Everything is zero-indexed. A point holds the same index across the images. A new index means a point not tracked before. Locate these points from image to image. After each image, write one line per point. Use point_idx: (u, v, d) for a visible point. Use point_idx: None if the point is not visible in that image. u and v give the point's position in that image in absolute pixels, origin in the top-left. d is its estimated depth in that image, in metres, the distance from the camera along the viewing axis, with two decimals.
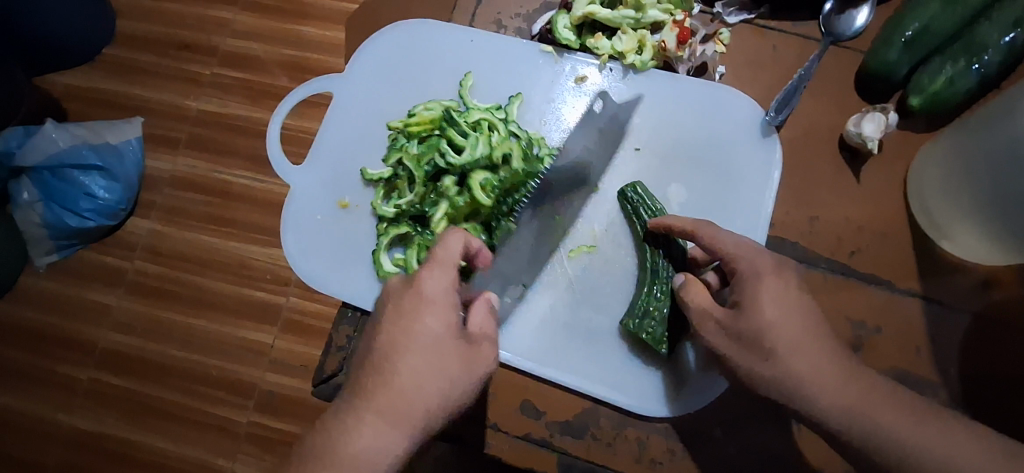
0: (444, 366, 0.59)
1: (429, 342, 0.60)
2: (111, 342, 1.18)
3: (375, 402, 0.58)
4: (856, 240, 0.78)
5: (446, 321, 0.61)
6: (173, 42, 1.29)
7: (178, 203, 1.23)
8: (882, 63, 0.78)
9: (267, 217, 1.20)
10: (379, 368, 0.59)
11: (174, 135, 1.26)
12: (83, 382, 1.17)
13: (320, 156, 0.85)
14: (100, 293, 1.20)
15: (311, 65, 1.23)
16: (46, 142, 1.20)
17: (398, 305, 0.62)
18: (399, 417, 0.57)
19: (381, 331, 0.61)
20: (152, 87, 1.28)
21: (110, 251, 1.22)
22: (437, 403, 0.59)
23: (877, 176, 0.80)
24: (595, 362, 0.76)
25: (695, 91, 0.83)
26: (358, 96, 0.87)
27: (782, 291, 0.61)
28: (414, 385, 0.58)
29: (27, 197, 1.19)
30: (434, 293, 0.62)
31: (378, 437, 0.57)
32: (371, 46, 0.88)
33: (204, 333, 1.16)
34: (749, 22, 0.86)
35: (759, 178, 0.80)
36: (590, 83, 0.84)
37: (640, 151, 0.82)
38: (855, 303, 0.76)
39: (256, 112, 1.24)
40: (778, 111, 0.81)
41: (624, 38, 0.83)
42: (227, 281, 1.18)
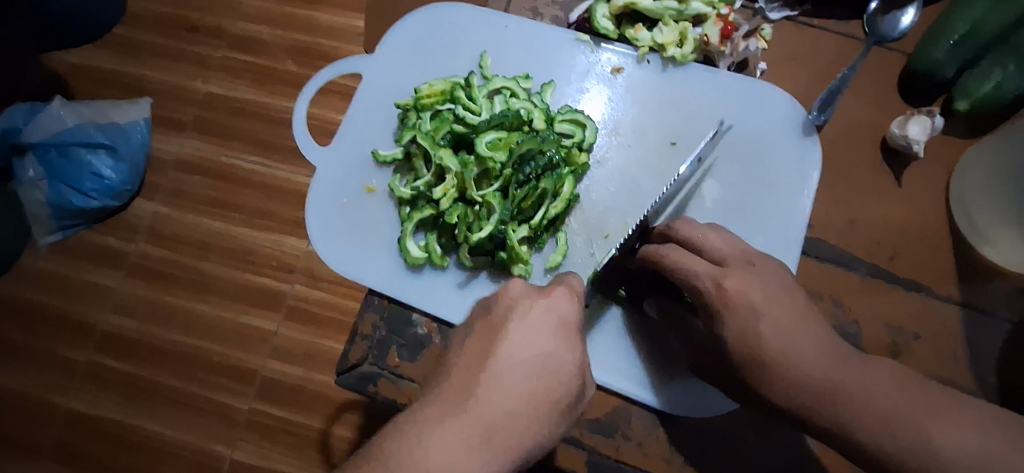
0: (552, 393, 0.51)
1: (543, 363, 0.52)
2: (111, 325, 1.15)
3: (464, 415, 0.48)
4: (895, 243, 0.77)
5: (564, 347, 0.53)
6: (182, 23, 1.27)
7: (185, 186, 1.20)
8: (929, 64, 0.76)
9: (276, 202, 1.17)
10: (475, 376, 0.50)
11: (182, 117, 1.23)
12: (80, 365, 1.14)
13: (346, 139, 0.83)
14: (102, 274, 1.18)
15: (323, 50, 1.21)
16: (52, 120, 1.18)
17: (511, 314, 0.54)
18: (487, 441, 0.47)
19: (485, 340, 0.53)
20: (161, 68, 1.25)
21: (114, 232, 1.20)
22: (530, 438, 0.49)
23: (917, 179, 0.78)
24: (625, 359, 0.75)
25: (734, 88, 0.81)
26: (386, 79, 0.85)
27: (750, 278, 0.61)
28: (512, 406, 0.49)
29: (32, 175, 1.16)
30: (559, 314, 0.54)
31: (458, 454, 0.47)
32: (399, 27, 0.86)
33: (208, 319, 1.14)
34: (791, 19, 0.84)
35: (798, 178, 0.78)
36: (627, 75, 0.82)
37: (676, 145, 0.80)
38: (891, 308, 0.75)
39: (266, 96, 1.22)
40: (821, 110, 0.79)
41: (665, 30, 0.81)
42: (232, 266, 1.16)
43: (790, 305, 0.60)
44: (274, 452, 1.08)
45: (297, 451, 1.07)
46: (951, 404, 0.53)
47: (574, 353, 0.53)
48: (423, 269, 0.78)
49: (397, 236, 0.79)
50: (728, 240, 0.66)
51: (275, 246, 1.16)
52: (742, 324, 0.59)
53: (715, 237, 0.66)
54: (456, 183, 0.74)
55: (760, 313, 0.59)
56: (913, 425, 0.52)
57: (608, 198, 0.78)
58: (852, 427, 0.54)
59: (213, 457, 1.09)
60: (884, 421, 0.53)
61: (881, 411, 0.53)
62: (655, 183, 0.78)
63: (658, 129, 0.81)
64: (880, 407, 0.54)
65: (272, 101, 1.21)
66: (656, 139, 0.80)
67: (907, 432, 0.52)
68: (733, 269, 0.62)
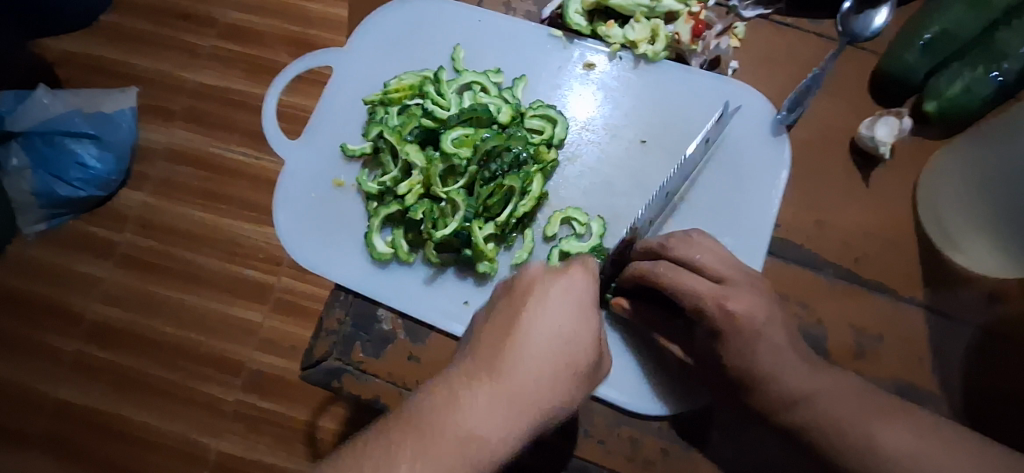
0: (574, 368, 0.51)
1: (567, 337, 0.51)
2: (97, 314, 1.15)
3: (488, 388, 0.48)
4: (863, 247, 0.77)
5: (587, 320, 0.53)
6: (171, 12, 1.26)
7: (171, 176, 1.20)
8: (901, 64, 0.77)
9: (261, 193, 1.17)
10: (497, 353, 0.50)
11: (170, 106, 1.22)
12: (68, 353, 1.14)
13: (316, 133, 0.82)
14: (88, 264, 1.17)
15: (312, 40, 1.21)
16: (38, 108, 1.17)
17: (534, 290, 0.53)
18: (510, 413, 0.48)
19: (508, 315, 0.53)
20: (148, 56, 1.25)
21: (101, 222, 1.20)
22: (554, 405, 0.50)
23: (887, 182, 0.79)
24: None
25: (704, 86, 0.81)
26: (358, 73, 0.84)
27: (748, 295, 0.61)
28: (537, 378, 0.50)
29: (17, 164, 1.16)
30: (584, 290, 0.53)
31: (489, 422, 0.47)
32: (373, 21, 0.85)
33: (194, 309, 1.14)
34: (765, 17, 0.83)
35: (766, 179, 0.79)
36: (598, 72, 0.82)
37: (646, 143, 0.80)
38: (858, 310, 0.75)
39: (254, 87, 1.21)
40: (790, 110, 0.79)
41: (637, 26, 0.80)
42: (220, 257, 1.16)
43: (773, 321, 0.61)
44: (257, 443, 1.08)
45: (278, 443, 1.07)
46: (893, 410, 0.56)
47: (596, 327, 0.53)
48: (391, 264, 0.78)
49: (364, 231, 0.79)
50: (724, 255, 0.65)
51: (261, 237, 1.16)
52: (733, 342, 0.60)
53: (715, 253, 0.65)
54: (422, 179, 0.75)
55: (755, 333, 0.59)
56: (857, 434, 0.54)
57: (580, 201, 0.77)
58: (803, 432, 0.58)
59: (195, 448, 1.09)
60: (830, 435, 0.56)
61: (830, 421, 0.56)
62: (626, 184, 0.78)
63: (629, 127, 0.80)
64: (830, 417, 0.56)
65: (261, 92, 1.21)
66: (627, 137, 0.80)
67: (852, 439, 0.54)
68: (731, 289, 0.61)
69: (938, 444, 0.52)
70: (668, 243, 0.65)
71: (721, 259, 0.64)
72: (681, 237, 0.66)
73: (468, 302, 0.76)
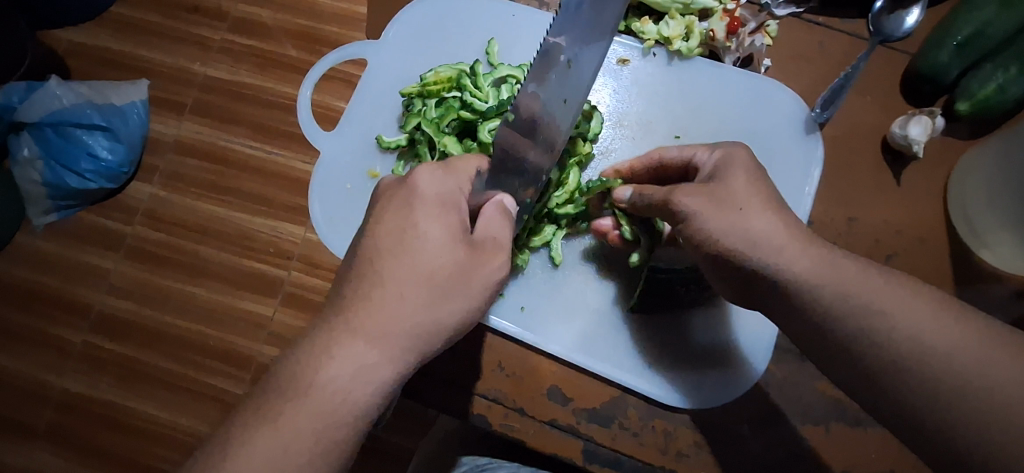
0: (434, 281, 0.53)
1: (417, 257, 0.53)
2: (106, 306, 1.15)
3: (355, 335, 0.51)
4: (893, 244, 0.77)
5: (436, 231, 0.54)
6: (182, 5, 1.25)
7: (180, 169, 1.20)
8: (930, 64, 0.77)
9: (268, 187, 1.17)
10: (358, 300, 0.52)
11: (181, 99, 1.22)
12: (76, 345, 1.14)
13: (351, 124, 0.82)
14: (96, 256, 1.17)
15: (323, 34, 1.20)
16: (50, 99, 1.16)
17: (378, 221, 0.55)
18: (382, 346, 0.51)
19: (367, 257, 0.54)
20: (159, 50, 1.24)
21: (110, 214, 1.19)
22: (424, 322, 0.52)
23: (919, 180, 0.79)
24: (618, 350, 0.77)
25: (738, 83, 0.81)
26: (392, 65, 0.84)
27: (746, 189, 0.59)
28: (398, 306, 0.52)
29: (28, 154, 1.17)
30: (430, 196, 0.56)
31: (358, 361, 0.51)
32: (406, 13, 0.85)
33: (204, 302, 1.15)
34: (797, 16, 0.84)
35: (798, 175, 0.79)
36: (633, 67, 0.82)
37: (680, 139, 0.80)
38: None
39: (266, 80, 1.21)
40: (824, 108, 0.79)
41: (672, 23, 0.80)
42: (230, 251, 1.16)
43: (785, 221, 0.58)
44: None
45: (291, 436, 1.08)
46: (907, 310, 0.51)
47: (452, 232, 0.55)
48: None
49: None
50: (739, 160, 0.62)
51: (272, 231, 1.16)
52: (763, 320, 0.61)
53: (743, 166, 0.61)
54: None
55: (754, 220, 0.57)
56: (881, 325, 0.52)
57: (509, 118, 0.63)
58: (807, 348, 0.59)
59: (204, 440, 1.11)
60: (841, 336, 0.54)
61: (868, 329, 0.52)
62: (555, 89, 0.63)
63: (663, 123, 0.81)
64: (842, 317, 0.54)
65: (273, 84, 1.21)
66: (660, 132, 0.81)
67: (874, 331, 0.52)
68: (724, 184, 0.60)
69: (978, 340, 0.49)
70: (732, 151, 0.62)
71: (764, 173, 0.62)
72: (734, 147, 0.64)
73: (525, 308, 0.78)
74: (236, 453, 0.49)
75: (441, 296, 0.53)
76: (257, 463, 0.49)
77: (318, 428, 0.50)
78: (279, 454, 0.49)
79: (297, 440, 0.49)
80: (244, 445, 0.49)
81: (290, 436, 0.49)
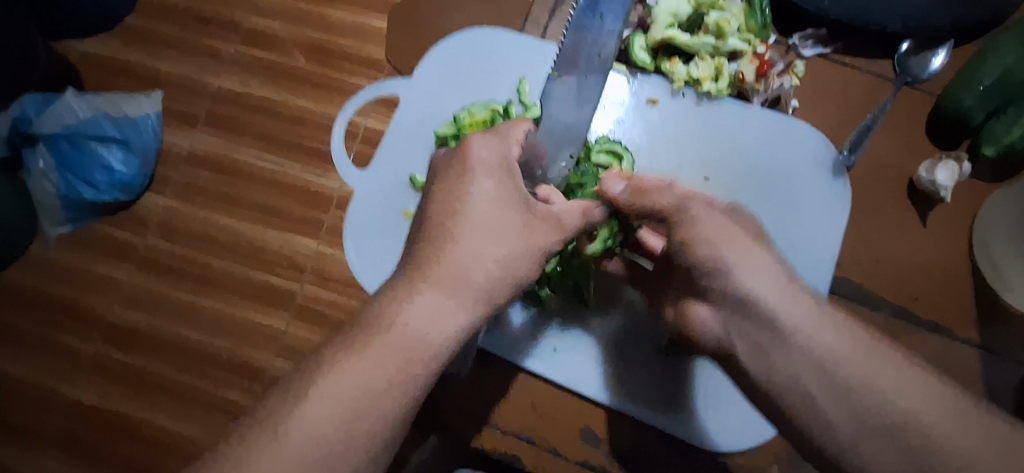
0: (497, 237, 0.58)
1: (484, 218, 0.58)
2: (119, 317, 1.10)
3: (428, 284, 0.56)
4: (918, 286, 0.78)
5: (499, 193, 0.59)
6: (194, 15, 1.18)
7: (191, 179, 1.14)
8: (954, 106, 0.78)
9: (286, 199, 1.10)
10: (430, 256, 0.57)
11: (193, 111, 1.15)
12: (88, 354, 1.10)
13: (383, 161, 0.83)
14: (109, 266, 1.12)
15: (336, 46, 1.13)
16: (65, 111, 1.12)
17: (444, 185, 0.60)
18: (454, 296, 0.56)
19: (434, 222, 0.59)
20: (169, 59, 1.18)
21: (123, 225, 1.14)
22: (491, 273, 0.57)
23: (945, 222, 0.79)
24: (635, 383, 0.77)
25: (766, 124, 0.81)
26: (424, 102, 0.85)
27: (747, 225, 0.64)
28: (467, 260, 0.57)
29: (41, 166, 1.11)
30: (493, 163, 0.60)
31: (432, 308, 0.55)
32: (438, 50, 0.86)
33: (216, 314, 1.09)
34: (823, 56, 0.85)
35: (825, 216, 0.79)
36: (661, 107, 0.83)
37: (708, 181, 0.81)
38: (913, 349, 0.76)
39: (279, 95, 1.14)
40: (851, 151, 0.80)
41: (701, 64, 0.81)
42: (247, 265, 1.09)
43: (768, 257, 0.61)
44: None
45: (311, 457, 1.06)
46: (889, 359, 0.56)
47: (513, 196, 0.60)
48: None
49: None
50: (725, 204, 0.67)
51: (284, 244, 1.09)
52: (727, 354, 0.61)
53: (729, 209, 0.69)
54: None
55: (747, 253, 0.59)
56: (869, 364, 0.55)
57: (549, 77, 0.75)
58: (751, 364, 0.59)
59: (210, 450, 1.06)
60: (814, 356, 0.56)
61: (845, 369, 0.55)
62: (591, 43, 0.75)
63: (691, 164, 0.82)
64: (818, 350, 0.56)
65: (285, 98, 1.13)
66: (689, 172, 0.82)
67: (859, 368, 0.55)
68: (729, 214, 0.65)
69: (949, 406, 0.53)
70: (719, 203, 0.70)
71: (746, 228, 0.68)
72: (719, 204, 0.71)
73: (539, 338, 0.78)
74: (322, 389, 0.52)
75: (506, 251, 0.58)
76: (340, 398, 0.52)
77: (397, 367, 0.53)
78: (362, 389, 0.53)
79: (379, 379, 0.53)
80: (324, 381, 0.53)
81: (370, 376, 0.53)
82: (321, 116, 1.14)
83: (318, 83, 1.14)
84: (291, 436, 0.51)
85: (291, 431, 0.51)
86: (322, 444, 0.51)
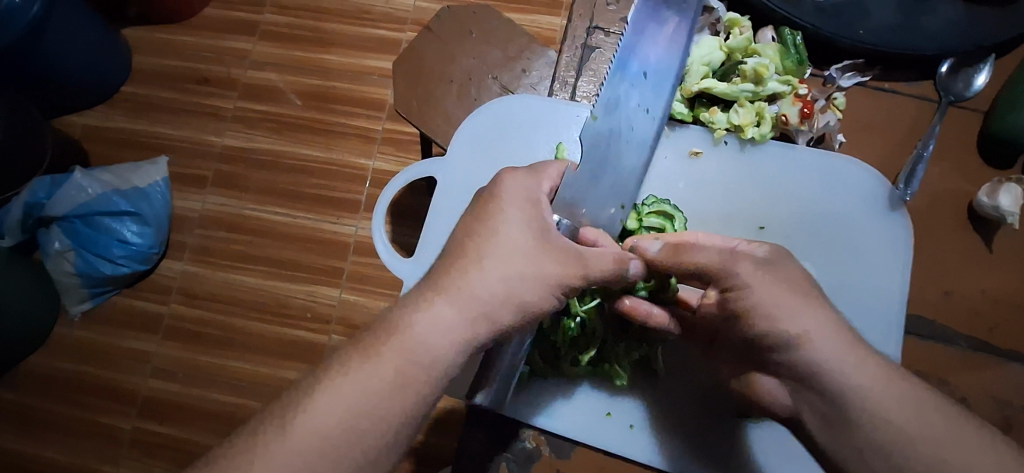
0: (511, 256, 0.57)
1: (502, 236, 0.58)
2: (152, 390, 1.24)
3: (440, 295, 0.56)
4: (993, 315, 0.76)
5: (521, 212, 0.59)
6: (194, 76, 1.39)
7: (205, 242, 1.30)
8: (1014, 128, 0.76)
9: (298, 251, 1.28)
10: (449, 271, 0.57)
11: (202, 173, 1.34)
12: (127, 432, 1.22)
13: (427, 246, 0.82)
14: (138, 340, 1.26)
15: (334, 92, 1.35)
16: (77, 192, 1.23)
17: (475, 205, 0.61)
18: (463, 310, 0.55)
19: (456, 238, 0.60)
20: (174, 125, 1.37)
21: (145, 296, 1.29)
22: (501, 291, 0.56)
23: (1009, 244, 0.77)
24: (709, 449, 0.75)
25: (816, 164, 0.79)
26: (462, 180, 0.84)
27: (805, 282, 0.59)
28: (482, 278, 0.56)
29: (59, 247, 1.22)
30: (520, 186, 0.61)
31: (441, 322, 0.54)
32: (469, 125, 0.85)
33: (245, 374, 1.23)
34: (862, 84, 0.82)
35: (889, 254, 0.77)
36: (704, 159, 0.81)
37: (764, 230, 0.79)
38: (998, 383, 0.74)
39: (280, 143, 1.34)
40: (907, 184, 0.78)
41: (741, 111, 0.79)
42: (267, 321, 1.25)
43: (846, 328, 0.57)
44: None
45: None
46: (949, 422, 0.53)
47: (535, 218, 0.59)
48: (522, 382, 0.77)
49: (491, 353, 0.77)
50: (788, 254, 0.63)
51: (308, 297, 1.26)
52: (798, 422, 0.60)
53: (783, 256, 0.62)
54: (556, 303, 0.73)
55: (812, 320, 0.56)
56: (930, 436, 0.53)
57: (586, 133, 0.74)
58: (823, 436, 0.57)
59: None
60: (863, 414, 0.54)
61: (866, 415, 0.54)
62: (631, 105, 0.73)
63: (744, 214, 0.80)
64: (874, 412, 0.54)
65: (289, 148, 1.33)
66: (742, 223, 0.79)
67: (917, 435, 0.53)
68: (785, 270, 0.60)
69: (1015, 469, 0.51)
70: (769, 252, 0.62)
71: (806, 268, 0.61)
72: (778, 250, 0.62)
73: (612, 414, 0.76)
74: (326, 389, 0.53)
75: (519, 270, 0.57)
76: (343, 400, 0.52)
77: (400, 375, 0.53)
78: (368, 398, 0.52)
79: (381, 385, 0.53)
80: (329, 382, 0.53)
81: (372, 380, 0.53)
82: (332, 165, 1.32)
83: (317, 127, 1.34)
84: (291, 431, 0.51)
85: (293, 428, 0.51)
86: (317, 443, 0.51)
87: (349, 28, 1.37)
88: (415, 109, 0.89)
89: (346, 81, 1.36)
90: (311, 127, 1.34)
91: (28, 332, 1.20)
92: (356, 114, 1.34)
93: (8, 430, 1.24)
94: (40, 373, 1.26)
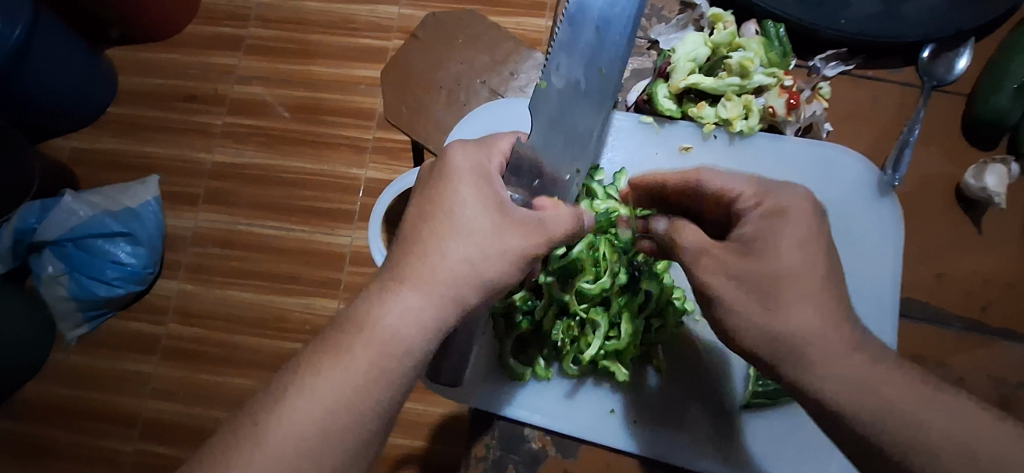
0: (471, 236, 0.57)
1: (455, 218, 0.58)
2: (152, 411, 1.23)
3: (404, 285, 0.56)
4: (985, 294, 0.77)
5: (476, 191, 0.59)
6: (181, 94, 1.39)
7: (200, 259, 1.30)
8: (995, 110, 0.77)
9: (294, 263, 1.28)
10: (411, 258, 0.57)
11: (193, 191, 1.34)
12: (128, 454, 1.21)
13: None
14: (136, 362, 1.26)
15: (323, 103, 1.35)
16: (69, 215, 1.21)
17: (427, 188, 0.60)
18: (430, 294, 0.55)
19: (411, 225, 0.59)
20: (163, 144, 1.37)
21: (141, 316, 1.28)
22: (464, 272, 0.56)
23: (997, 223, 0.79)
24: (718, 438, 0.75)
25: (802, 154, 0.81)
26: None
27: (803, 262, 0.56)
28: (443, 261, 0.56)
29: (51, 271, 1.21)
30: (473, 164, 0.61)
31: (408, 308, 0.55)
32: (461, 130, 0.85)
33: (244, 389, 1.23)
34: (846, 74, 0.83)
35: (878, 239, 0.79)
36: (694, 155, 0.82)
37: None
38: (994, 361, 0.75)
39: (271, 157, 1.34)
40: (896, 169, 0.79)
41: (729, 104, 0.81)
42: (266, 336, 1.25)
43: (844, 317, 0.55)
44: None
45: None
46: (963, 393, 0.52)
47: (491, 194, 0.59)
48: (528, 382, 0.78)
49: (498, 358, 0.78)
50: (800, 214, 0.58)
51: (305, 309, 1.26)
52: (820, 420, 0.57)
53: (787, 217, 0.58)
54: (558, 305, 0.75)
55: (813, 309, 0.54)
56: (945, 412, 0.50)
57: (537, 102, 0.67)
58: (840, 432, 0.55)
59: None
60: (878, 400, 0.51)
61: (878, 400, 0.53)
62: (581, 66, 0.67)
63: None
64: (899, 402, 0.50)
65: (279, 161, 1.33)
66: None
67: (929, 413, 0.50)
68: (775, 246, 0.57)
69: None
70: (772, 211, 0.59)
71: (811, 231, 0.57)
72: (793, 201, 0.59)
73: (615, 412, 0.77)
74: (299, 392, 0.52)
75: (478, 248, 0.57)
76: (316, 400, 0.52)
77: (374, 367, 0.53)
78: (343, 391, 0.52)
79: (356, 378, 0.53)
80: (302, 384, 0.53)
81: (346, 377, 0.53)
82: (325, 177, 1.32)
83: (310, 140, 1.34)
84: (269, 439, 0.51)
85: (269, 435, 0.51)
86: (297, 444, 0.51)
87: (336, 39, 1.37)
88: (405, 118, 0.89)
89: (335, 92, 1.36)
90: (302, 139, 1.34)
91: (26, 361, 1.20)
92: (347, 125, 1.34)
93: (7, 461, 1.22)
94: (38, 401, 1.25)
